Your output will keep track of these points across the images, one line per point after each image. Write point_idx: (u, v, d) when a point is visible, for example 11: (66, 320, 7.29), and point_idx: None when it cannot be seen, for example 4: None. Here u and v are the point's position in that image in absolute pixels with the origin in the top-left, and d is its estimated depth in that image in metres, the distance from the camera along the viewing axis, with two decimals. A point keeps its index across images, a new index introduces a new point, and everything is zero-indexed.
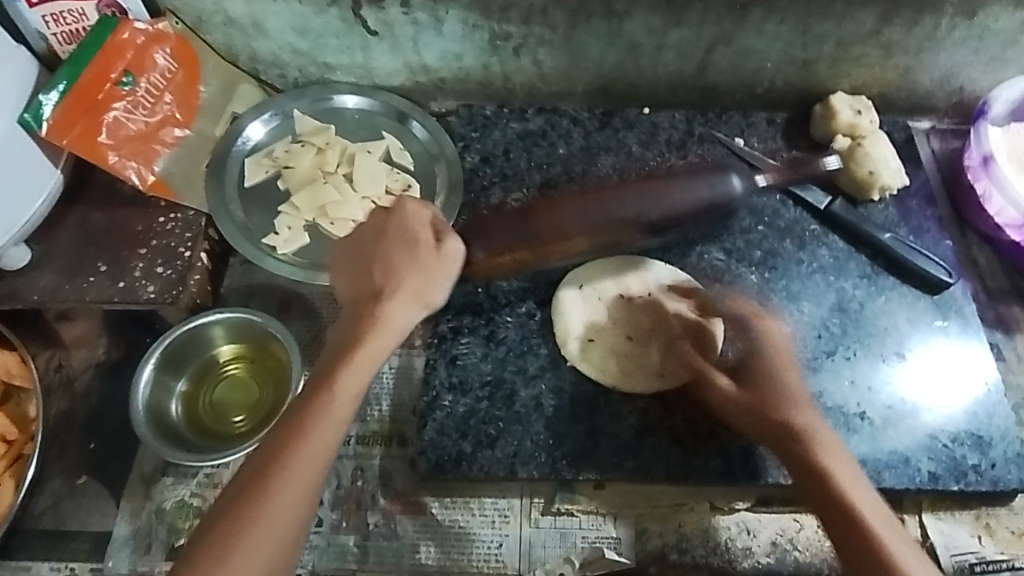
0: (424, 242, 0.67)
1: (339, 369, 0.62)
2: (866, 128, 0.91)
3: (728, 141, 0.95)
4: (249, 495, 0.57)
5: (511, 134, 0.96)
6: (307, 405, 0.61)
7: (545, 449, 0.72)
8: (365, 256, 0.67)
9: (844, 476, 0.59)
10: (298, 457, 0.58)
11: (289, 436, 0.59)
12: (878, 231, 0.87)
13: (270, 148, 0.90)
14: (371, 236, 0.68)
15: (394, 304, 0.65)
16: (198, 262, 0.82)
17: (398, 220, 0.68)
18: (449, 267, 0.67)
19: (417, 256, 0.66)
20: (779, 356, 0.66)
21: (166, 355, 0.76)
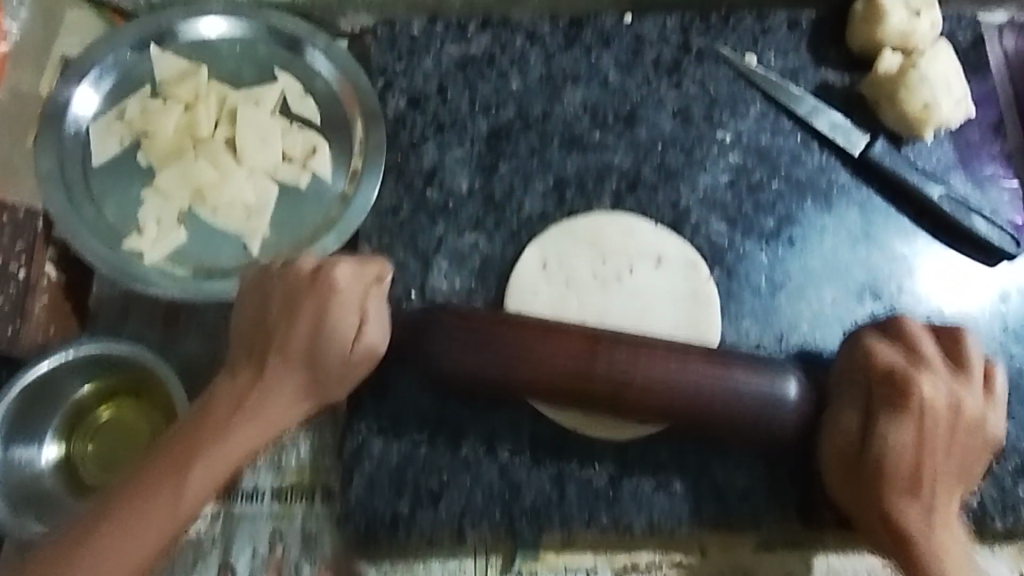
0: (337, 348, 0.53)
1: (247, 368, 0.52)
2: (923, 37, 0.67)
3: (736, 57, 0.71)
4: (85, 533, 0.47)
5: (447, 63, 0.71)
6: (191, 426, 0.51)
7: (500, 504, 0.58)
8: (265, 328, 0.53)
9: (942, 525, 0.51)
10: (160, 505, 0.48)
11: (180, 443, 0.50)
12: (928, 184, 0.66)
13: (121, 105, 0.66)
14: (291, 292, 0.53)
15: (280, 383, 0.52)
16: (43, 278, 0.63)
17: (319, 300, 0.53)
18: (366, 368, 0.54)
19: (324, 352, 0.52)
20: (926, 439, 0.51)
21: (14, 419, 0.60)
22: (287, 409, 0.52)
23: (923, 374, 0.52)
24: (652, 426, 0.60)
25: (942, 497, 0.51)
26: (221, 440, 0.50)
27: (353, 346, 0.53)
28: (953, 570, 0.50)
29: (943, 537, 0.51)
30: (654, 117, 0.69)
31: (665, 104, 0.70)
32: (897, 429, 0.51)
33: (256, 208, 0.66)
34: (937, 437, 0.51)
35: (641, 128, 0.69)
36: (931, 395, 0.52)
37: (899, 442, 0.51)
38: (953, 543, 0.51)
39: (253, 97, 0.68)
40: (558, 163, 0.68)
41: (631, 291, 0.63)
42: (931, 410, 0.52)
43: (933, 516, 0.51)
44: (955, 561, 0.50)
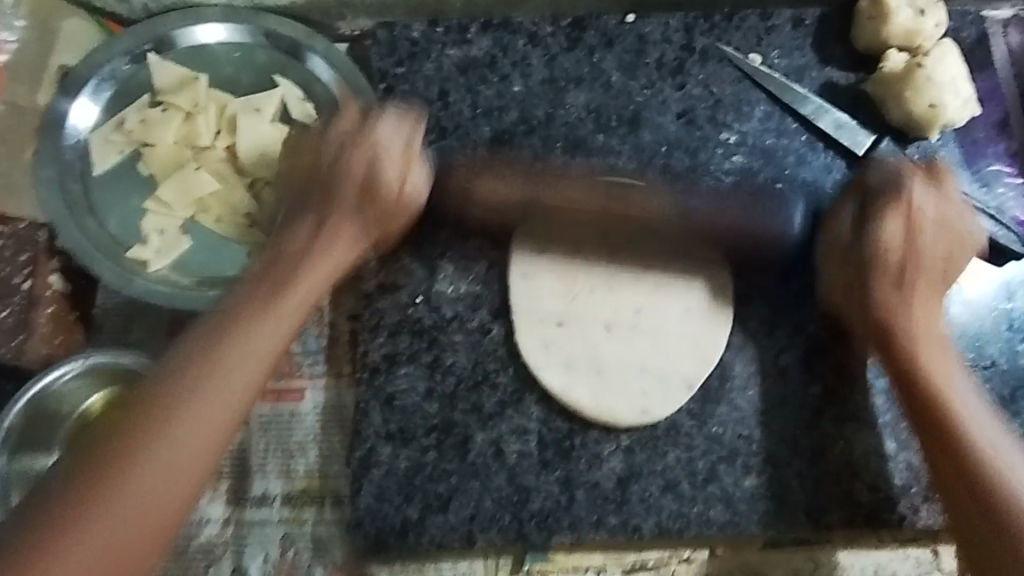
0: (385, 176, 0.58)
1: (252, 317, 0.52)
2: (927, 36, 0.66)
3: (740, 56, 0.70)
4: (160, 401, 0.46)
5: (449, 67, 0.70)
6: (257, 288, 0.54)
7: (509, 509, 0.59)
8: (325, 153, 0.59)
9: (954, 368, 0.56)
10: (220, 352, 0.49)
11: (222, 319, 0.51)
12: None
13: (120, 115, 0.66)
14: (316, 273, 0.56)
15: (348, 222, 0.58)
16: (47, 290, 0.63)
17: (370, 146, 0.58)
18: (411, 209, 0.61)
19: (377, 196, 0.59)
20: (935, 375, 0.55)
21: (18, 434, 0.59)
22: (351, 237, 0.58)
23: (919, 196, 0.60)
24: (659, 430, 0.60)
25: (934, 319, 0.58)
26: (275, 305, 0.53)
27: (400, 188, 0.60)
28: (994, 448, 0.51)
29: (979, 424, 0.52)
30: (658, 119, 0.69)
31: (669, 104, 0.70)
32: (915, 222, 0.59)
33: (259, 217, 0.65)
34: (932, 241, 0.59)
35: (645, 129, 0.69)
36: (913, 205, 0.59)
37: (892, 237, 0.59)
38: (972, 403, 0.54)
39: (254, 105, 0.67)
40: (562, 166, 0.68)
41: (638, 267, 0.64)
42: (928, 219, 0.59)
43: (939, 351, 0.56)
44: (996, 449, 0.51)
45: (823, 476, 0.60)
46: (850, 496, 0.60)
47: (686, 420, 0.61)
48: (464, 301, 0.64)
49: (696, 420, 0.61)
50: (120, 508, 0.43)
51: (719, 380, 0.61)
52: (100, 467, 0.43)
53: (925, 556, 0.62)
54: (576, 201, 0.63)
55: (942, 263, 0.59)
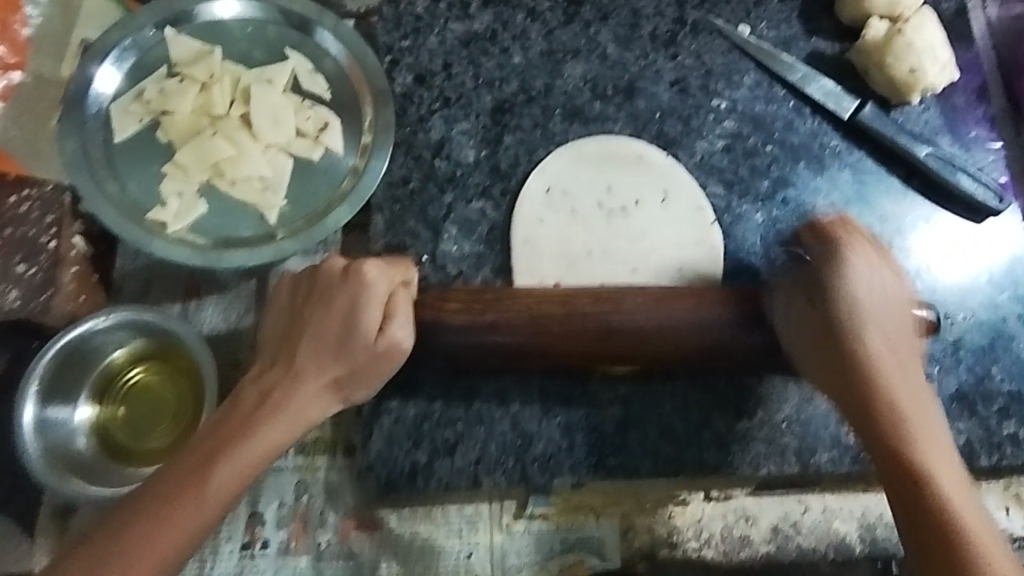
0: (363, 333, 0.53)
1: (234, 443, 0.50)
2: (907, 7, 0.70)
3: (730, 28, 0.74)
4: (118, 554, 0.45)
5: (452, 41, 0.73)
6: (227, 422, 0.51)
7: (513, 453, 0.62)
8: (298, 326, 0.54)
9: (916, 417, 0.51)
10: (180, 513, 0.47)
11: (213, 441, 0.50)
12: (916, 144, 0.69)
13: (140, 85, 0.69)
14: (302, 399, 0.52)
15: (313, 382, 0.53)
16: (71, 250, 0.66)
17: (350, 293, 0.54)
18: (391, 363, 0.54)
19: (348, 347, 0.53)
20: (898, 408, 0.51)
21: (49, 381, 0.62)
22: (338, 315, 0.54)
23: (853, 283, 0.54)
24: (655, 378, 0.63)
25: (885, 351, 0.53)
26: (271, 409, 0.51)
27: (378, 341, 0.54)
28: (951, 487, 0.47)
29: (950, 485, 0.48)
30: (652, 88, 0.72)
31: (663, 74, 0.73)
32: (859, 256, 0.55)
33: (273, 181, 0.69)
34: (869, 294, 0.54)
35: (640, 98, 0.72)
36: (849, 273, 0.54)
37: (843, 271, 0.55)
38: (938, 450, 0.50)
39: (266, 76, 0.70)
40: (561, 133, 0.71)
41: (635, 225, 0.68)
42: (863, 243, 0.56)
43: (905, 394, 0.52)
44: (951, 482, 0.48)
45: (813, 420, 0.63)
46: (838, 439, 0.62)
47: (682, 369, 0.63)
48: (468, 260, 0.67)
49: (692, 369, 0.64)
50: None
51: None
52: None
53: None
54: (528, 314, 0.57)
55: (882, 289, 0.55)
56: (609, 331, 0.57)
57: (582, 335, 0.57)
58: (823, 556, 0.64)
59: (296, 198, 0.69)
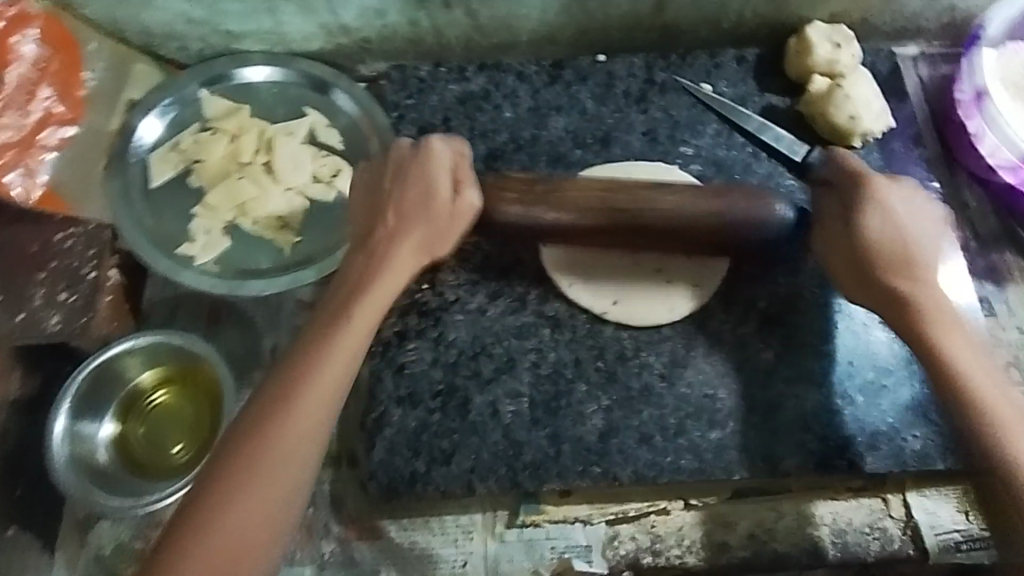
0: (439, 198, 0.64)
1: (349, 308, 0.59)
2: (846, 65, 0.80)
3: (694, 87, 0.84)
4: (278, 412, 0.53)
5: (450, 99, 0.84)
6: (319, 325, 0.58)
7: (504, 461, 0.67)
8: (382, 197, 0.66)
9: (952, 331, 0.60)
10: (294, 416, 0.53)
11: (340, 306, 0.59)
12: None
13: (176, 138, 0.79)
14: (393, 263, 0.62)
15: (408, 239, 0.63)
16: (108, 280, 0.73)
17: (421, 166, 0.65)
18: (465, 221, 0.65)
19: (427, 207, 0.64)
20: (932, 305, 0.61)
21: (82, 397, 0.69)
22: (413, 180, 0.65)
23: (917, 263, 0.63)
24: (634, 390, 0.69)
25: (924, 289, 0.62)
26: (380, 266, 0.62)
27: (453, 202, 0.65)
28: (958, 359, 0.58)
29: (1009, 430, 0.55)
30: (626, 137, 0.82)
31: (636, 126, 0.83)
32: (873, 220, 0.64)
33: (290, 219, 0.77)
34: (927, 259, 0.63)
35: (615, 146, 0.82)
36: (920, 274, 0.62)
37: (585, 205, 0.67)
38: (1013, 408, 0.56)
39: (287, 129, 0.80)
40: (547, 177, 0.80)
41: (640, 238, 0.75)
42: (907, 237, 0.64)
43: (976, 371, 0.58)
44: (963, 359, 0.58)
45: (778, 428, 0.68)
46: (801, 444, 0.68)
47: (658, 384, 0.70)
48: (463, 285, 0.73)
49: (666, 381, 0.70)
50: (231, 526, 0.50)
51: (685, 348, 0.71)
52: (210, 497, 0.50)
53: (877, 506, 0.69)
54: (585, 194, 0.67)
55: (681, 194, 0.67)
56: (639, 225, 0.67)
57: (617, 222, 0.67)
58: (797, 560, 0.67)
59: (310, 234, 0.77)
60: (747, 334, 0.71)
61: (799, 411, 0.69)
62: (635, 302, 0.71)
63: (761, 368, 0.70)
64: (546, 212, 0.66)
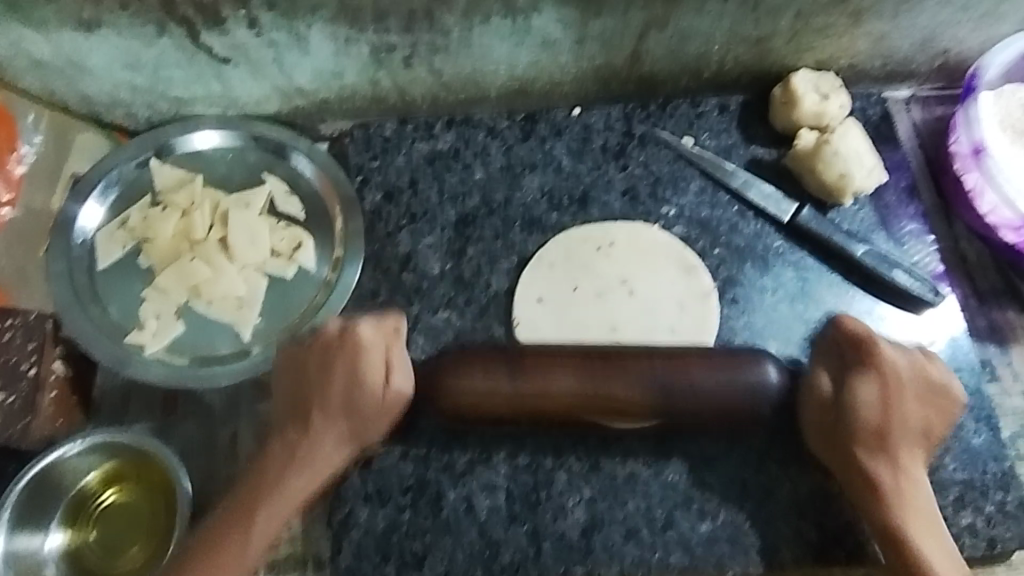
0: (368, 391, 0.59)
1: (253, 505, 0.57)
2: (834, 116, 0.76)
3: (674, 139, 0.80)
4: None
5: (417, 159, 0.79)
6: (258, 472, 0.58)
7: (481, 562, 0.63)
8: (303, 382, 0.61)
9: (908, 483, 0.58)
10: (233, 553, 0.56)
11: (240, 502, 0.57)
12: (852, 241, 0.73)
13: (124, 214, 0.74)
14: (299, 446, 0.59)
15: (326, 442, 0.59)
16: (51, 374, 0.68)
17: (348, 358, 0.60)
18: (397, 410, 0.60)
19: (356, 400, 0.59)
20: (896, 456, 0.58)
21: (22, 507, 0.64)
22: (343, 369, 0.60)
23: (882, 340, 0.61)
24: (618, 480, 0.65)
25: (904, 432, 0.59)
26: (304, 452, 0.59)
27: (383, 394, 0.60)
28: (913, 518, 0.57)
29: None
30: (605, 197, 0.78)
31: (614, 184, 0.78)
32: (863, 387, 0.59)
33: (248, 299, 0.73)
34: (913, 385, 0.60)
35: (594, 207, 0.77)
36: (888, 396, 0.59)
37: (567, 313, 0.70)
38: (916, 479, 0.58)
39: (243, 200, 0.75)
40: (521, 242, 0.75)
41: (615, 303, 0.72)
42: (897, 393, 0.59)
43: (907, 458, 0.59)
44: (918, 513, 0.57)
45: (772, 517, 0.64)
46: (797, 533, 0.64)
47: (643, 470, 0.65)
48: None
49: (652, 469, 0.65)
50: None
51: (671, 431, 0.66)
52: None
53: None
54: (564, 350, 0.64)
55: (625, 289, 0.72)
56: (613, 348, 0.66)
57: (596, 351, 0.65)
58: None
59: (271, 313, 0.73)
60: None
61: (793, 497, 0.65)
62: None
63: (754, 451, 0.66)
64: (516, 342, 0.68)
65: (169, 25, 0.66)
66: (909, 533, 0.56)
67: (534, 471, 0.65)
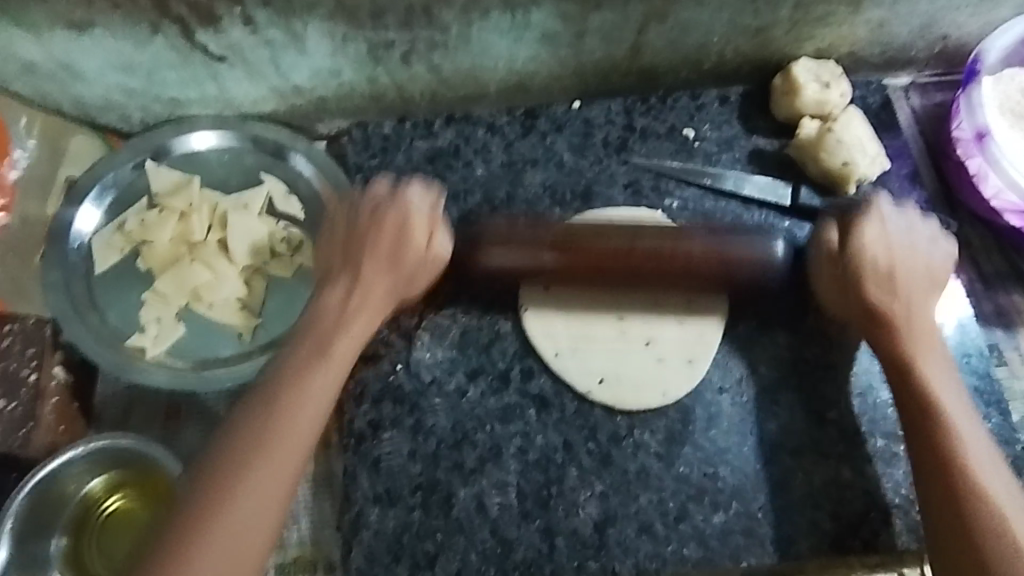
0: (412, 242, 0.63)
1: (268, 434, 0.55)
2: (835, 104, 0.76)
3: (675, 132, 0.79)
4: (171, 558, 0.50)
5: (418, 157, 0.78)
6: (317, 331, 0.60)
7: (494, 562, 0.62)
8: (355, 242, 0.63)
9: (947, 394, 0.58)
10: (303, 402, 0.57)
11: (257, 422, 0.55)
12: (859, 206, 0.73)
13: (121, 218, 0.73)
14: (334, 312, 0.61)
15: (379, 284, 0.62)
16: (52, 382, 0.68)
17: (399, 213, 0.63)
18: (436, 271, 0.64)
19: (401, 257, 0.62)
20: (927, 359, 0.59)
21: (25, 519, 0.63)
22: (394, 221, 0.63)
23: (906, 261, 0.61)
24: (630, 473, 0.65)
25: (933, 347, 0.60)
26: (327, 353, 0.59)
27: (425, 253, 0.63)
28: (954, 417, 0.56)
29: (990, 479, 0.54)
30: (608, 191, 0.77)
31: (617, 177, 0.78)
32: (877, 246, 0.61)
33: (250, 301, 0.72)
34: (926, 293, 0.61)
35: (597, 200, 0.77)
36: (911, 300, 0.61)
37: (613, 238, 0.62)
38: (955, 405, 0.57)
39: (242, 201, 0.74)
40: None
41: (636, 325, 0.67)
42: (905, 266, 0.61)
43: (961, 417, 0.56)
44: (958, 411, 0.57)
45: (785, 508, 0.64)
46: (812, 523, 0.63)
47: (654, 463, 0.65)
48: (441, 366, 0.68)
49: (664, 461, 0.65)
50: (207, 543, 0.50)
51: (682, 423, 0.66)
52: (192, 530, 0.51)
53: None
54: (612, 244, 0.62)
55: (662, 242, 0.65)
56: (627, 260, 0.62)
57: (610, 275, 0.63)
58: None
59: (272, 316, 0.72)
60: (746, 405, 0.67)
61: (807, 485, 0.64)
62: (621, 386, 0.66)
63: (766, 442, 0.66)
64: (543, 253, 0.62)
65: (164, 25, 0.65)
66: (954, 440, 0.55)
67: (543, 467, 0.65)
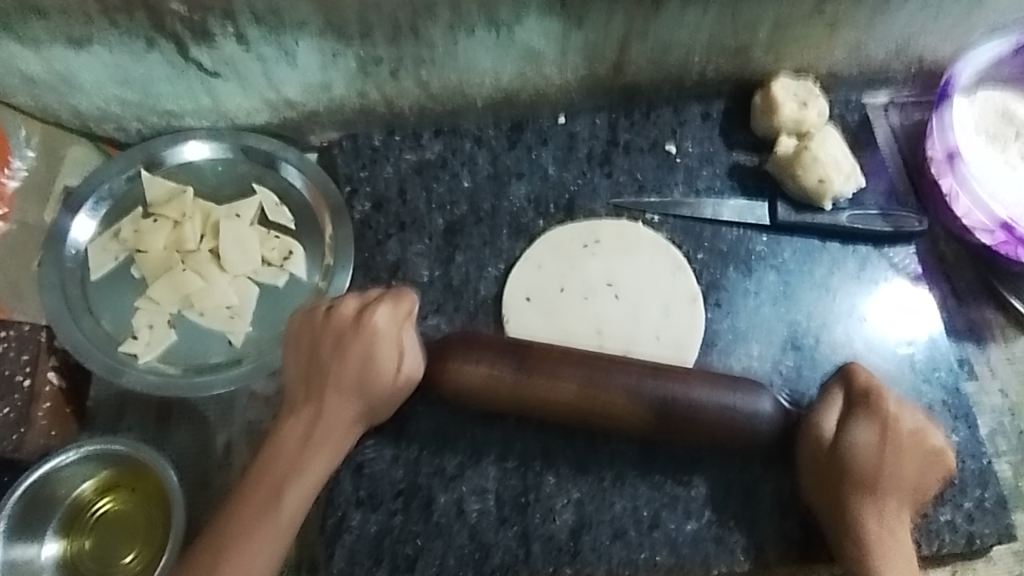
0: (380, 371, 0.61)
1: (226, 546, 0.55)
2: (813, 122, 0.77)
3: (658, 147, 0.81)
4: None
5: (406, 169, 0.80)
6: (275, 460, 0.59)
7: (471, 566, 0.64)
8: (318, 365, 0.61)
9: (886, 510, 0.59)
10: (263, 526, 0.56)
11: (225, 530, 0.56)
12: (833, 212, 0.76)
13: (116, 227, 0.75)
14: (297, 430, 0.60)
15: (345, 405, 0.61)
16: (47, 386, 0.70)
17: (366, 343, 0.61)
18: (405, 393, 0.63)
19: (371, 384, 0.62)
20: (884, 471, 0.59)
21: (20, 521, 0.65)
22: (360, 350, 0.61)
23: (885, 393, 0.61)
24: (606, 481, 0.66)
25: (895, 477, 0.60)
26: (298, 458, 0.59)
27: (395, 378, 0.62)
28: (888, 529, 0.59)
29: None
30: (590, 203, 0.79)
31: (600, 191, 0.79)
32: (857, 433, 0.60)
33: (240, 309, 0.74)
34: (919, 469, 0.61)
35: (580, 212, 0.79)
36: (871, 418, 0.60)
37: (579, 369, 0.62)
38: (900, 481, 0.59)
39: (234, 211, 0.76)
40: (509, 250, 0.77)
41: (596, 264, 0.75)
42: (886, 423, 0.60)
43: (885, 533, 0.59)
44: (885, 531, 0.59)
45: (756, 517, 0.65)
46: (782, 531, 0.65)
47: (630, 471, 0.67)
48: None
49: (639, 470, 0.67)
50: None
51: None
52: None
53: None
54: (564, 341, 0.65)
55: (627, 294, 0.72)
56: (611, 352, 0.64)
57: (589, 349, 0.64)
58: None
59: (262, 322, 0.74)
60: None
61: (779, 494, 0.66)
62: None
63: None
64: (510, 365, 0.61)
65: (159, 41, 0.67)
66: (871, 553, 0.58)
67: (521, 474, 0.67)
